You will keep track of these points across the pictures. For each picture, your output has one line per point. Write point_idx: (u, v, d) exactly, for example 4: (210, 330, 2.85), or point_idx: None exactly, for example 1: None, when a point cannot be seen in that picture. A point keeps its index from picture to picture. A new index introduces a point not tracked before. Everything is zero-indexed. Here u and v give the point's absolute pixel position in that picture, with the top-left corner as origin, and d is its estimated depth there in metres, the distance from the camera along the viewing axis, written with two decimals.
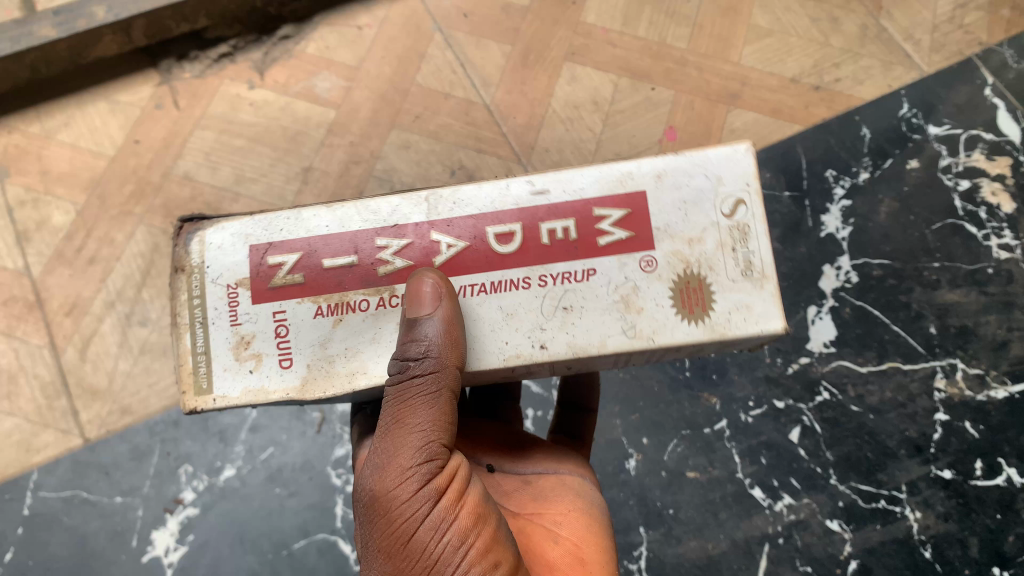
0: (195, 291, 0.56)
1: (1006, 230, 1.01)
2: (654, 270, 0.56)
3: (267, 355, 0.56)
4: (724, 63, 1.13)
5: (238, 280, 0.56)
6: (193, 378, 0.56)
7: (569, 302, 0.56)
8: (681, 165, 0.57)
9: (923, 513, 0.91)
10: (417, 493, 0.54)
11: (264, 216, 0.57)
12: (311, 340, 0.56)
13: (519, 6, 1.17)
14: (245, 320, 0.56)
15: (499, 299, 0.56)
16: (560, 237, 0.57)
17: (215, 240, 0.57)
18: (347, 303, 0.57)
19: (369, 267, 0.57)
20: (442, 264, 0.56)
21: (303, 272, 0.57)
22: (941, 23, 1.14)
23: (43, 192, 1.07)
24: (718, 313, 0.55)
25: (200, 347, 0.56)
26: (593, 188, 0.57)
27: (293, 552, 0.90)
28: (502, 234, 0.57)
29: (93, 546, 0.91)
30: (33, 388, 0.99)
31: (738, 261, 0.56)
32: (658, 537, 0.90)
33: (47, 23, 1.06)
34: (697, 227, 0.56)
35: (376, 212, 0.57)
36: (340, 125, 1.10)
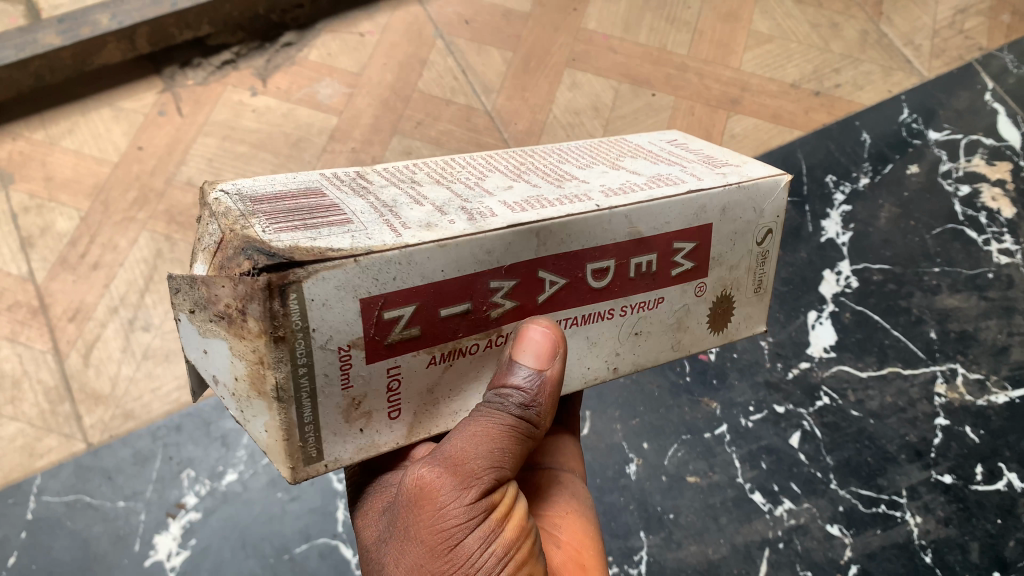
0: (301, 357, 0.43)
1: (1007, 235, 1.01)
2: (704, 294, 0.57)
3: (379, 411, 0.47)
4: (725, 69, 1.14)
5: (352, 339, 0.44)
6: (301, 449, 0.45)
7: (640, 329, 0.55)
8: (740, 197, 0.54)
9: (924, 517, 0.90)
10: (473, 501, 0.49)
11: (373, 261, 0.42)
12: (421, 388, 0.48)
13: (521, 14, 1.19)
14: (357, 381, 0.45)
15: (586, 331, 0.53)
16: (643, 271, 0.52)
17: (317, 295, 0.42)
18: (460, 349, 0.48)
19: (481, 312, 0.48)
20: (543, 303, 0.50)
21: (419, 323, 0.46)
22: (941, 29, 1.15)
23: (46, 198, 1.08)
24: (733, 324, 0.59)
25: (308, 418, 0.45)
26: (677, 221, 0.52)
27: (294, 557, 0.89)
28: (597, 272, 0.51)
29: (97, 550, 0.90)
30: (37, 394, 0.99)
31: (755, 282, 0.59)
32: (658, 542, 0.89)
33: (52, 30, 1.08)
34: (738, 255, 0.57)
35: (491, 251, 0.46)
36: (342, 131, 1.11)
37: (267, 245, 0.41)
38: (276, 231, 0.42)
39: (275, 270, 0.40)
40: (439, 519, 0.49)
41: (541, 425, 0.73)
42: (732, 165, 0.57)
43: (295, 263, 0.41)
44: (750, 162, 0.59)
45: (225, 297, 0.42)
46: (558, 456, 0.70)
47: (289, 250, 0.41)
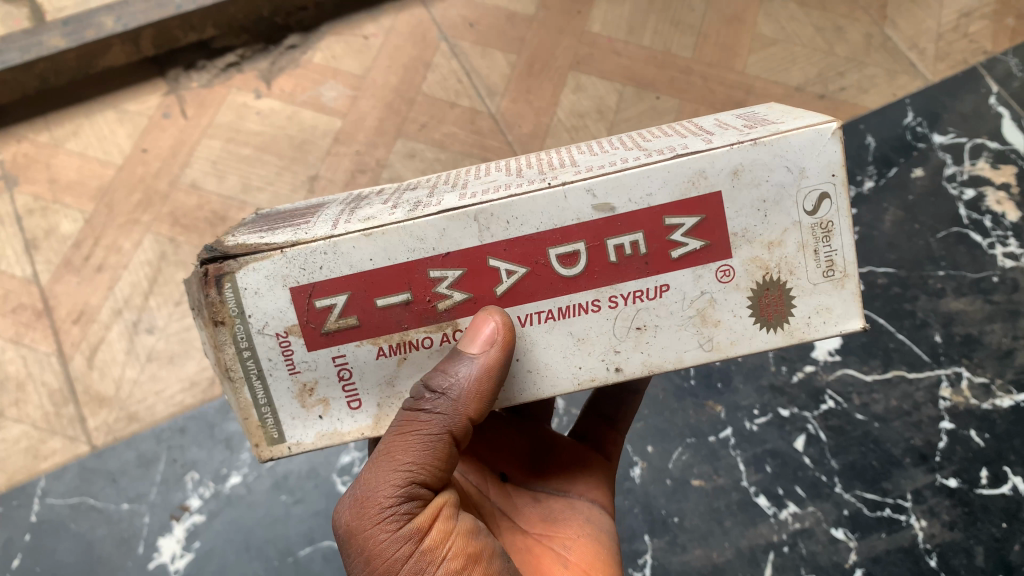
0: (242, 342, 0.52)
1: (1012, 239, 1.01)
2: (733, 280, 0.52)
3: (334, 399, 0.54)
4: (729, 72, 1.14)
5: (288, 327, 0.52)
6: (263, 430, 0.54)
7: (643, 322, 0.53)
8: (761, 157, 0.50)
9: (929, 521, 0.90)
10: (396, 532, 0.52)
11: (298, 253, 0.51)
12: (377, 380, 0.54)
13: (525, 16, 1.18)
14: (304, 368, 0.53)
15: (568, 325, 0.53)
16: (628, 253, 0.51)
17: (249, 284, 0.51)
18: (409, 342, 0.53)
19: (426, 303, 0.52)
20: (503, 294, 0.52)
21: (356, 313, 0.52)
22: (946, 33, 1.14)
23: (51, 201, 1.08)
24: (798, 318, 0.53)
25: (262, 400, 0.53)
26: (662, 193, 0.51)
27: (299, 559, 0.90)
28: (564, 258, 0.51)
29: (101, 552, 0.92)
30: (41, 396, 0.99)
31: (820, 263, 0.52)
32: (663, 545, 0.90)
33: (57, 33, 1.08)
34: (777, 229, 0.51)
35: (422, 239, 0.51)
36: (346, 134, 1.11)
37: (221, 244, 0.52)
38: (249, 236, 0.54)
39: (214, 262, 0.51)
40: (369, 552, 0.52)
41: (569, 443, 0.76)
42: (774, 124, 0.52)
43: (230, 256, 0.51)
44: (806, 116, 0.52)
45: (192, 294, 0.53)
46: (583, 479, 0.72)
47: (230, 247, 0.51)
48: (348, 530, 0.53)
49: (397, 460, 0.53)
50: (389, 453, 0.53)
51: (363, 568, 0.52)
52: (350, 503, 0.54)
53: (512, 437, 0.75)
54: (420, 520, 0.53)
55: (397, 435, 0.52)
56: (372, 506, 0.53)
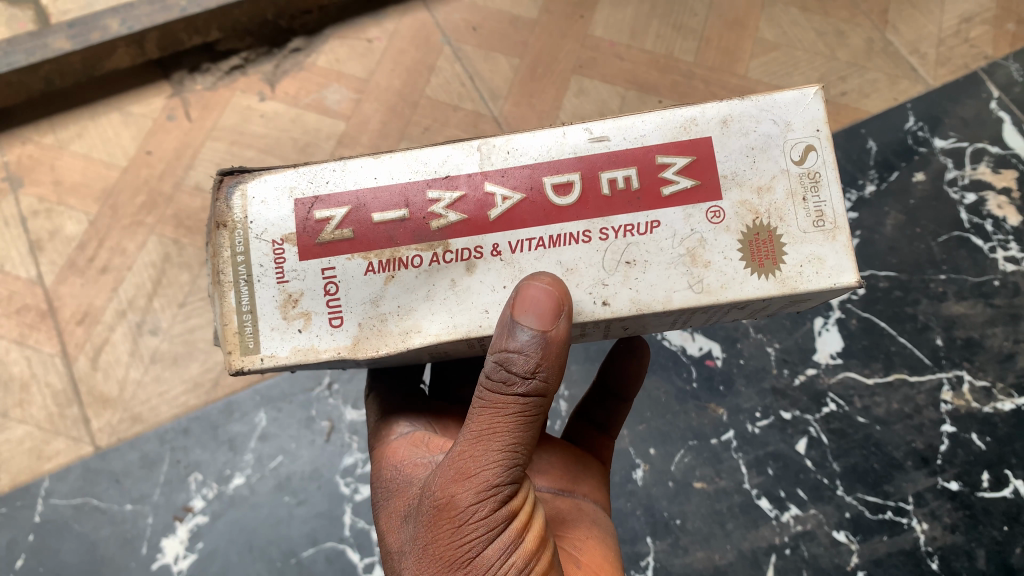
0: (238, 247, 0.52)
1: (1012, 243, 1.01)
2: (723, 222, 0.53)
3: (316, 314, 0.53)
4: (731, 76, 1.14)
5: (284, 235, 0.53)
6: (239, 337, 0.52)
7: (633, 257, 0.52)
8: (748, 109, 0.53)
9: (930, 524, 0.91)
10: (491, 514, 0.51)
11: (309, 168, 0.53)
12: (362, 298, 0.53)
13: (528, 20, 1.18)
14: (292, 278, 0.53)
15: (558, 255, 0.53)
16: (621, 187, 0.53)
17: (256, 192, 0.53)
18: (399, 259, 0.53)
19: (420, 220, 0.53)
20: (497, 218, 0.53)
21: (352, 227, 0.53)
22: (947, 37, 1.15)
23: (56, 202, 1.08)
24: (789, 266, 0.52)
25: (245, 306, 0.52)
26: (655, 135, 0.53)
27: (302, 560, 0.90)
28: (560, 189, 0.53)
29: (104, 552, 0.92)
30: (45, 397, 0.99)
31: (809, 212, 0.52)
32: (665, 547, 0.91)
33: (62, 35, 1.08)
34: (765, 174, 0.53)
35: (427, 162, 0.54)
36: (350, 137, 1.12)
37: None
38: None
39: (230, 175, 0.53)
40: (469, 527, 0.51)
41: (566, 446, 0.77)
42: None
43: (246, 170, 0.53)
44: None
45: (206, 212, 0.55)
46: (584, 485, 0.72)
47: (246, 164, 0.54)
48: (446, 503, 0.51)
49: (499, 441, 0.51)
50: (491, 434, 0.52)
51: (458, 543, 0.51)
52: (446, 477, 0.52)
53: None
54: (515, 502, 0.53)
55: (500, 414, 0.52)
56: (474, 484, 0.51)
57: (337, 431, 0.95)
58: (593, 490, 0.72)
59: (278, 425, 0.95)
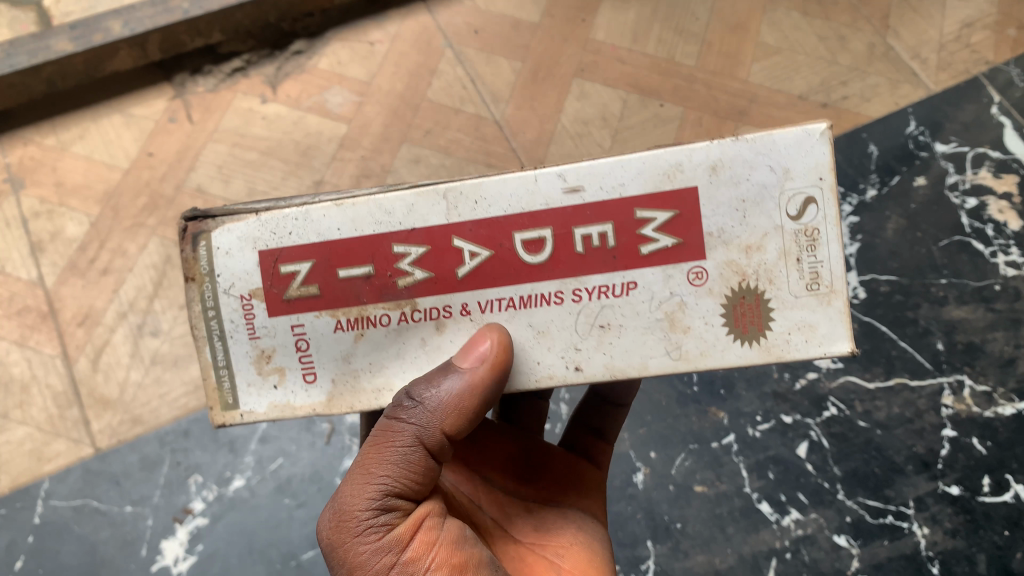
0: (209, 301, 0.54)
1: (1013, 248, 1.01)
2: (704, 284, 0.52)
3: (289, 370, 0.55)
4: (733, 80, 1.15)
5: (252, 289, 0.54)
6: (218, 393, 0.54)
7: (607, 319, 0.53)
8: (742, 153, 0.51)
9: (931, 528, 0.91)
10: (379, 543, 0.51)
11: (271, 216, 0.53)
12: (332, 355, 0.55)
13: (530, 23, 1.19)
14: (264, 334, 0.54)
15: (529, 316, 0.53)
16: (595, 244, 0.52)
17: (222, 244, 0.53)
18: (367, 317, 0.54)
19: (386, 278, 0.54)
20: (465, 277, 0.53)
21: (318, 282, 0.54)
22: (948, 43, 1.15)
23: (58, 204, 1.08)
24: (775, 333, 0.52)
25: (222, 362, 0.54)
26: (635, 184, 0.52)
27: (302, 563, 0.90)
28: (529, 244, 0.53)
29: (104, 554, 0.92)
30: (46, 398, 0.99)
31: (803, 274, 0.52)
32: (665, 551, 0.91)
33: (64, 37, 1.09)
34: (757, 231, 0.52)
35: (391, 212, 0.53)
36: (351, 139, 1.12)
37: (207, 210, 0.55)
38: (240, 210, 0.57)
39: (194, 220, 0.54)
40: (351, 561, 0.51)
41: (560, 453, 0.75)
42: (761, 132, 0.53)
43: (208, 215, 0.54)
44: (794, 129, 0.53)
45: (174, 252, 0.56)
46: (574, 492, 0.71)
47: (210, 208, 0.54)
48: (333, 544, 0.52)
49: (373, 474, 0.52)
50: (368, 466, 0.53)
51: None
52: (331, 517, 0.53)
53: (504, 438, 0.74)
54: (402, 527, 0.52)
55: (375, 446, 0.53)
56: (350, 516, 0.52)
57: (337, 434, 0.95)
58: (582, 499, 0.70)
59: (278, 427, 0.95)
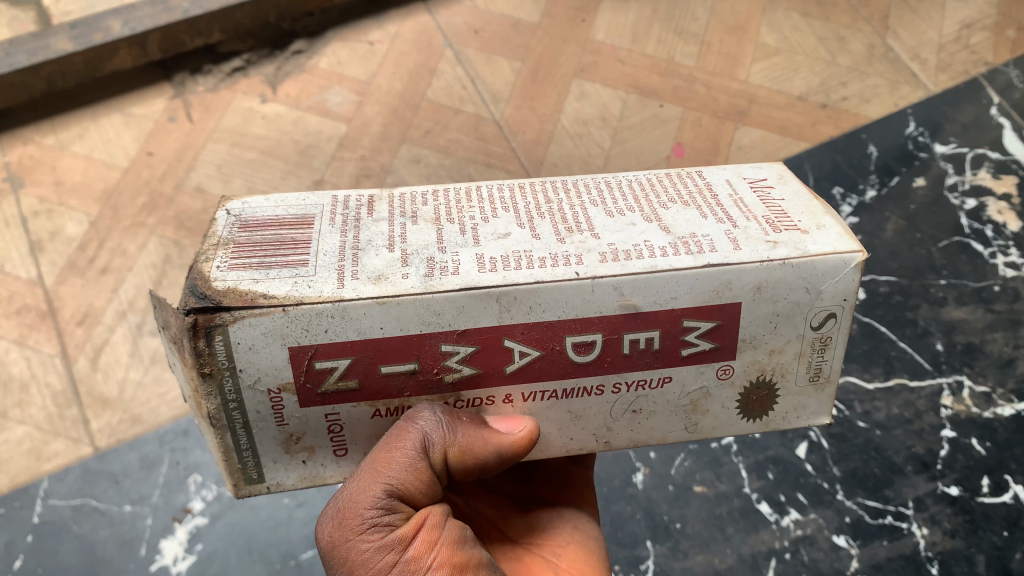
0: (229, 393, 0.47)
1: (1012, 249, 1.01)
2: (730, 378, 0.51)
3: (320, 448, 0.51)
4: (733, 81, 1.16)
5: (281, 383, 0.47)
6: (242, 471, 0.50)
7: (639, 407, 0.51)
8: (784, 275, 0.48)
9: (930, 529, 0.89)
10: (381, 545, 0.48)
11: (302, 312, 0.45)
12: (367, 435, 0.51)
13: (530, 23, 1.20)
14: (293, 421, 0.49)
15: (569, 404, 0.51)
16: (641, 347, 0.49)
17: (243, 338, 0.45)
18: (408, 406, 0.50)
19: (432, 375, 0.48)
20: (512, 372, 0.49)
21: (357, 376, 0.48)
22: (947, 43, 1.17)
23: (57, 203, 1.08)
24: (777, 414, 0.53)
25: (244, 445, 0.49)
26: (685, 297, 0.47)
27: (301, 563, 0.87)
28: (579, 346, 0.48)
29: (102, 554, 0.88)
30: (45, 397, 0.99)
31: (810, 370, 0.51)
32: (665, 551, 0.89)
33: (64, 36, 1.10)
34: (782, 339, 0.50)
35: (439, 313, 0.46)
36: (351, 139, 1.11)
37: (209, 286, 0.46)
38: (236, 267, 0.47)
39: (205, 310, 0.45)
40: (353, 562, 0.49)
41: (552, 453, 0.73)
42: (799, 230, 0.49)
43: (223, 308, 0.45)
44: (829, 225, 0.49)
45: (174, 327, 0.47)
46: (567, 490, 0.70)
47: (223, 296, 0.45)
48: (332, 543, 0.49)
49: (377, 476, 0.49)
50: (375, 467, 0.49)
51: None
52: (331, 515, 0.50)
53: None
54: (405, 528, 0.49)
55: (384, 448, 0.49)
56: (353, 516, 0.49)
57: None
58: (576, 497, 0.69)
59: None
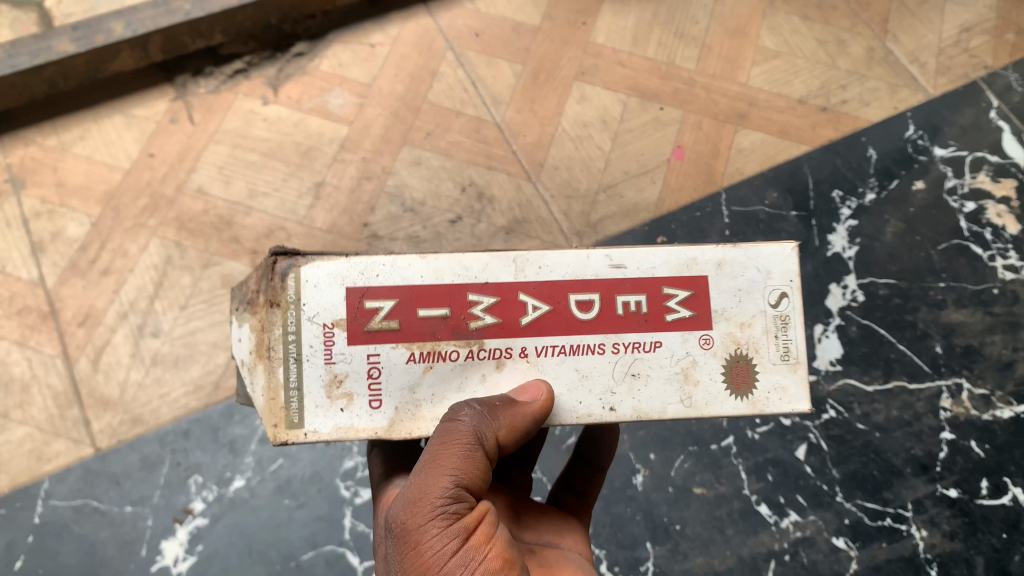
0: (291, 326, 0.52)
1: (1012, 252, 1.03)
2: (712, 348, 0.54)
3: (358, 395, 0.53)
4: (732, 84, 1.16)
5: (335, 320, 0.53)
6: (284, 412, 0.52)
7: (638, 370, 0.54)
8: (738, 254, 0.55)
9: (930, 531, 0.90)
10: (444, 530, 0.50)
11: (361, 259, 0.53)
12: (401, 384, 0.53)
13: (530, 26, 1.20)
14: (339, 360, 0.52)
15: (576, 362, 0.54)
16: (632, 308, 0.54)
17: (310, 277, 0.53)
18: (439, 352, 0.53)
19: (460, 319, 0.53)
20: (528, 324, 0.53)
21: (398, 318, 0.53)
22: (947, 48, 1.17)
23: (59, 204, 1.08)
24: (760, 392, 0.54)
25: (293, 382, 0.52)
26: (664, 265, 0.54)
27: (301, 563, 0.89)
28: (581, 303, 0.54)
29: (103, 555, 0.91)
30: (45, 398, 0.98)
31: (779, 347, 0.54)
32: (665, 553, 0.90)
33: (66, 38, 1.09)
34: (750, 311, 0.54)
35: (467, 267, 0.53)
36: (352, 141, 1.12)
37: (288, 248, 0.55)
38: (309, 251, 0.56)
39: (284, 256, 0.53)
40: (421, 547, 0.50)
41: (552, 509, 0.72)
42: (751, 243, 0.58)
43: (300, 252, 0.53)
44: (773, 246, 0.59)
45: (250, 286, 0.54)
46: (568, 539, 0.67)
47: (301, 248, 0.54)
48: (402, 529, 0.51)
49: (441, 468, 0.51)
50: (437, 458, 0.52)
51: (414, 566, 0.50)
52: (403, 504, 0.52)
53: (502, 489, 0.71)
54: (468, 518, 0.51)
55: (440, 442, 0.51)
56: (423, 504, 0.51)
57: None
58: (578, 546, 0.66)
59: None
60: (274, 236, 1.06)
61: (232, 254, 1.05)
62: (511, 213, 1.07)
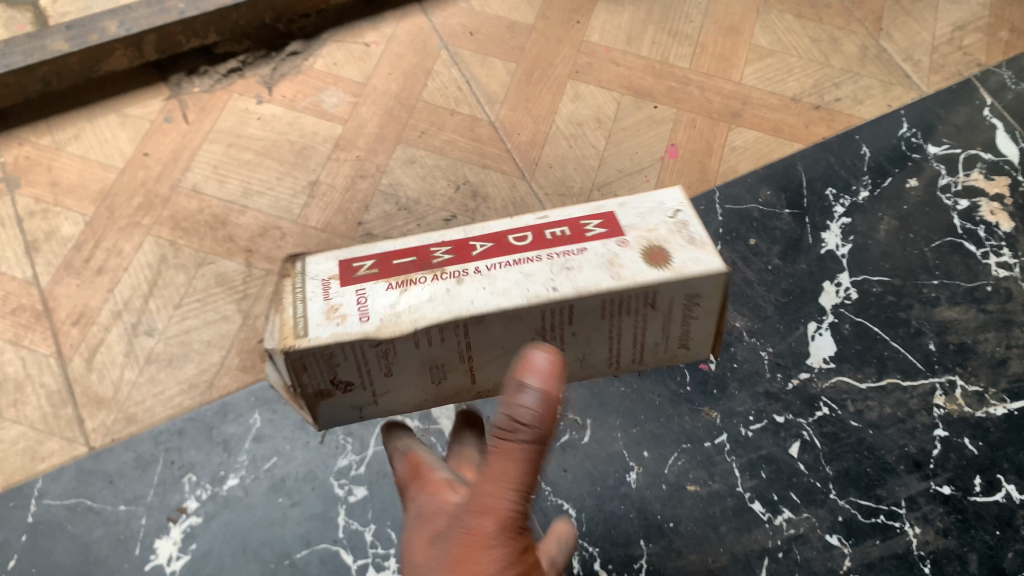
0: (297, 291, 0.52)
1: (1005, 249, 1.03)
2: (631, 245, 0.53)
3: (350, 317, 0.50)
4: (726, 82, 1.16)
5: (328, 277, 0.53)
6: (291, 325, 0.50)
7: (572, 264, 0.53)
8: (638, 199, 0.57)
9: (923, 528, 0.90)
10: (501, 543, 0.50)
11: (352, 250, 0.56)
12: (386, 302, 0.51)
13: (525, 26, 1.21)
14: (335, 297, 0.51)
15: (519, 270, 0.52)
16: (560, 233, 0.55)
17: (316, 263, 0.54)
18: (412, 280, 0.52)
19: (425, 259, 0.54)
20: (474, 254, 0.54)
21: (375, 267, 0.54)
22: (940, 45, 1.18)
23: (52, 203, 1.08)
24: (678, 260, 0.52)
25: (298, 314, 0.50)
26: (581, 211, 0.57)
27: (296, 562, 0.88)
28: (516, 238, 0.55)
29: (96, 554, 0.89)
30: (40, 397, 0.97)
31: (687, 238, 0.54)
32: (658, 550, 0.89)
33: (60, 37, 1.11)
34: (651, 222, 0.55)
35: (426, 238, 0.56)
36: (347, 140, 1.12)
37: None
38: None
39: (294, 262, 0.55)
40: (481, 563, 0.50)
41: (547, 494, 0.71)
42: None
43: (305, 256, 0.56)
44: None
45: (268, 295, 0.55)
46: None
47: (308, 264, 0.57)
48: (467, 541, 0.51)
49: (506, 481, 0.50)
50: (503, 472, 0.51)
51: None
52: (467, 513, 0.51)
53: None
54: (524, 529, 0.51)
55: (501, 456, 0.50)
56: (488, 515, 0.50)
57: (332, 433, 0.95)
58: None
59: (273, 427, 0.95)
60: (269, 235, 1.05)
61: (226, 253, 1.04)
62: (505, 211, 1.07)
